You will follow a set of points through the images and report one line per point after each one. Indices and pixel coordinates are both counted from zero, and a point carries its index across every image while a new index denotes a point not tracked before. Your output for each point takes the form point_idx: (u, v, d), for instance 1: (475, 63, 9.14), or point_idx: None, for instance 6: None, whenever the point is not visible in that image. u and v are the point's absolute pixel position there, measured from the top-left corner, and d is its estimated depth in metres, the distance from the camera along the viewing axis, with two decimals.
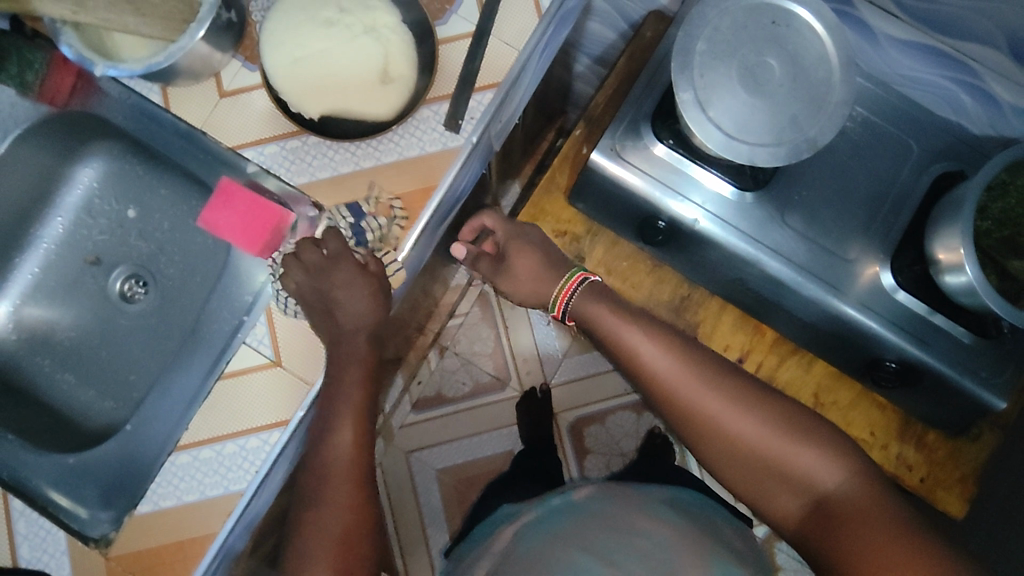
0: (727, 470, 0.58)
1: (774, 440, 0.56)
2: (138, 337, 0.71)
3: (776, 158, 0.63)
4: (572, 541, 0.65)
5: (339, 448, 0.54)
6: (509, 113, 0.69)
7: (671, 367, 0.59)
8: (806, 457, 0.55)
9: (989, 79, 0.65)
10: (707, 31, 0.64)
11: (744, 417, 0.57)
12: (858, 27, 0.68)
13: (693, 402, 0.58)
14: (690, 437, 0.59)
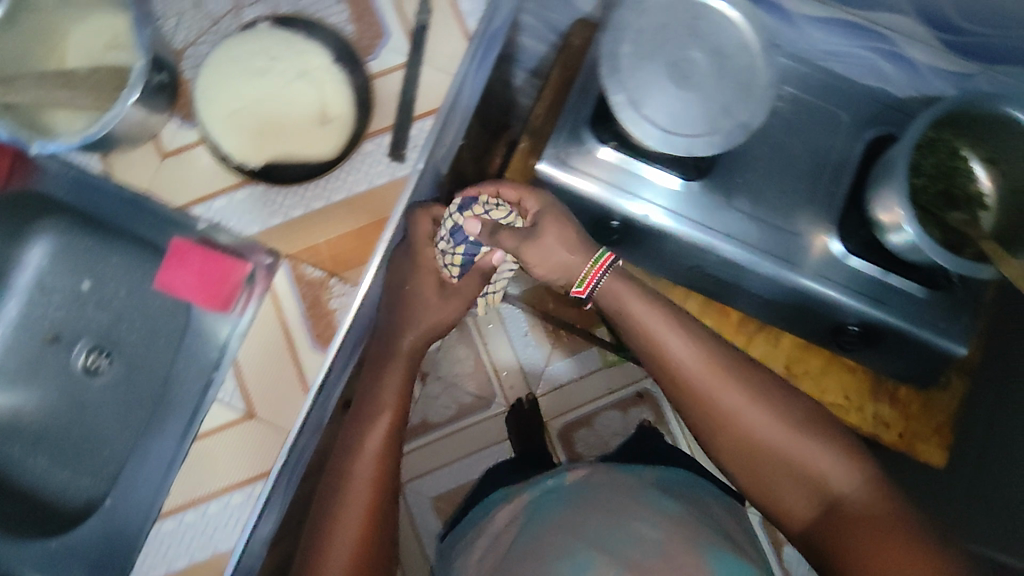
0: (739, 462, 0.62)
1: (791, 441, 0.60)
2: (105, 409, 0.70)
3: (712, 145, 0.65)
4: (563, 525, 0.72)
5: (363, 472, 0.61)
6: (453, 134, 0.69)
7: (697, 363, 0.62)
8: (819, 457, 0.59)
9: (904, 45, 0.68)
10: (628, 33, 0.66)
11: (763, 414, 0.61)
12: (774, 9, 0.70)
13: (717, 396, 0.61)
14: (709, 430, 0.63)
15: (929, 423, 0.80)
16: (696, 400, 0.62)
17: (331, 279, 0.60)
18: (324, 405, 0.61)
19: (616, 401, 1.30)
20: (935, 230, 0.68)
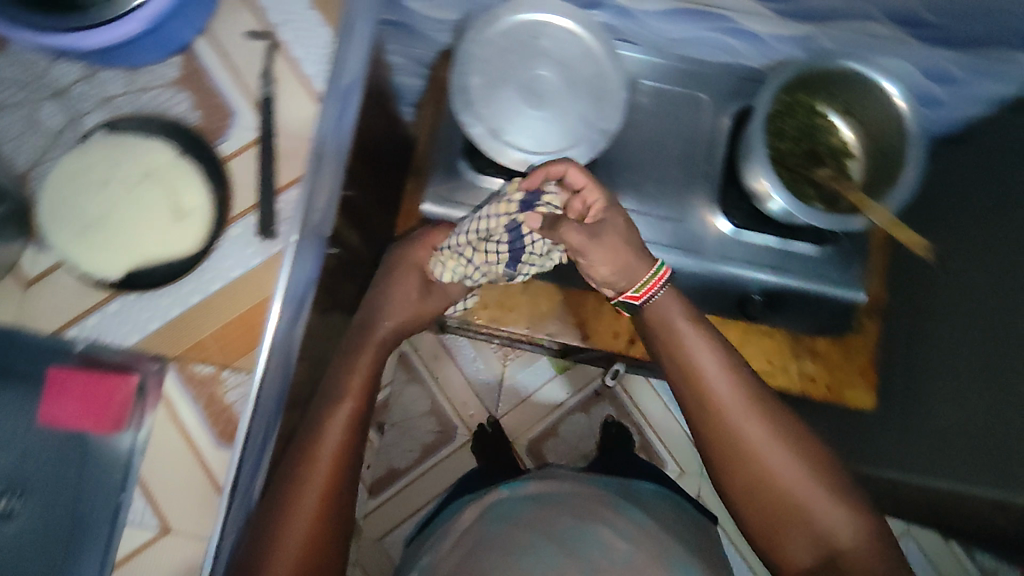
0: (745, 496, 0.68)
1: (802, 482, 0.67)
2: (26, 560, 0.59)
3: (580, 155, 0.67)
4: (528, 526, 0.82)
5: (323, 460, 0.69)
6: (326, 196, 0.67)
7: (730, 397, 0.69)
8: (830, 508, 0.65)
9: (743, 21, 0.69)
10: (474, 62, 0.66)
11: (782, 458, 0.67)
12: (614, 9, 0.71)
13: (743, 432, 0.68)
14: (726, 463, 0.69)
15: (852, 367, 0.85)
16: (724, 433, 0.69)
17: (223, 372, 0.59)
18: (247, 497, 0.60)
19: (576, 405, 1.32)
20: (808, 191, 0.70)
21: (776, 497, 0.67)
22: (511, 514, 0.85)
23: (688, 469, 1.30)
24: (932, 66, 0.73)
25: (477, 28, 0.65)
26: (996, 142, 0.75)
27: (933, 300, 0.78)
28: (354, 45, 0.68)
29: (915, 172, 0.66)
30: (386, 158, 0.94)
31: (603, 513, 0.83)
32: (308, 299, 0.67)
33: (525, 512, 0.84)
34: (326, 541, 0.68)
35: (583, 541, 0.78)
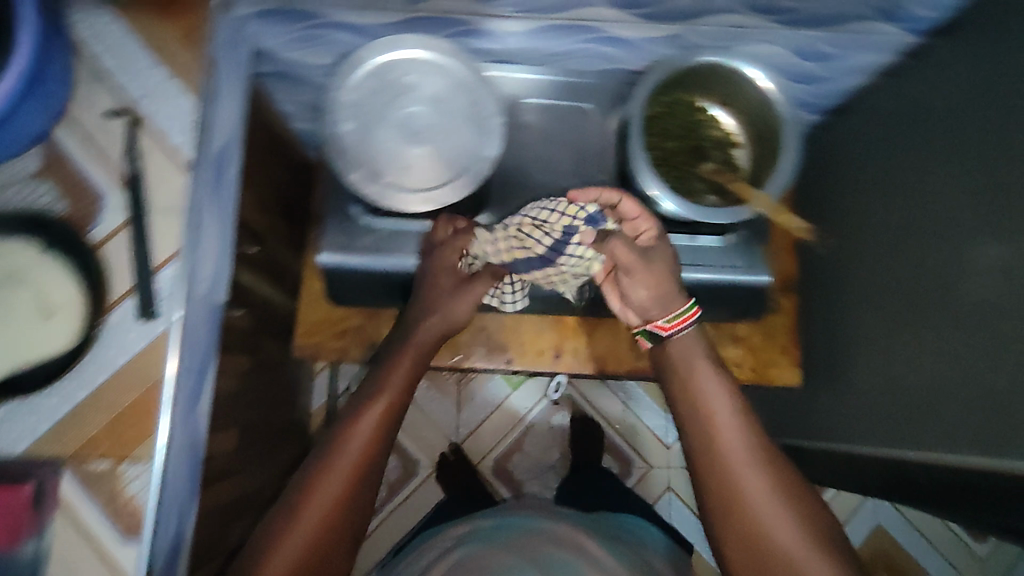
0: (728, 541, 0.58)
1: (802, 550, 0.56)
2: None
3: (467, 185, 0.64)
4: (509, 545, 0.89)
5: (347, 452, 0.60)
6: (212, 264, 0.65)
7: (732, 438, 0.60)
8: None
9: (610, 29, 0.70)
10: (340, 107, 0.63)
11: (780, 517, 0.57)
12: (483, 34, 0.71)
13: (739, 481, 0.58)
14: (716, 502, 0.59)
15: (773, 346, 0.86)
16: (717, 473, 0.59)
17: None
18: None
19: (537, 419, 1.31)
20: (696, 188, 0.71)
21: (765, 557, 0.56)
22: (496, 538, 0.91)
23: (654, 463, 1.31)
24: (804, 46, 0.73)
25: (341, 70, 0.63)
26: (876, 107, 0.76)
27: (845, 272, 0.78)
28: (225, 107, 0.67)
29: (792, 157, 0.66)
30: (284, 209, 0.92)
31: (579, 540, 0.90)
32: (211, 373, 0.65)
33: (509, 537, 0.91)
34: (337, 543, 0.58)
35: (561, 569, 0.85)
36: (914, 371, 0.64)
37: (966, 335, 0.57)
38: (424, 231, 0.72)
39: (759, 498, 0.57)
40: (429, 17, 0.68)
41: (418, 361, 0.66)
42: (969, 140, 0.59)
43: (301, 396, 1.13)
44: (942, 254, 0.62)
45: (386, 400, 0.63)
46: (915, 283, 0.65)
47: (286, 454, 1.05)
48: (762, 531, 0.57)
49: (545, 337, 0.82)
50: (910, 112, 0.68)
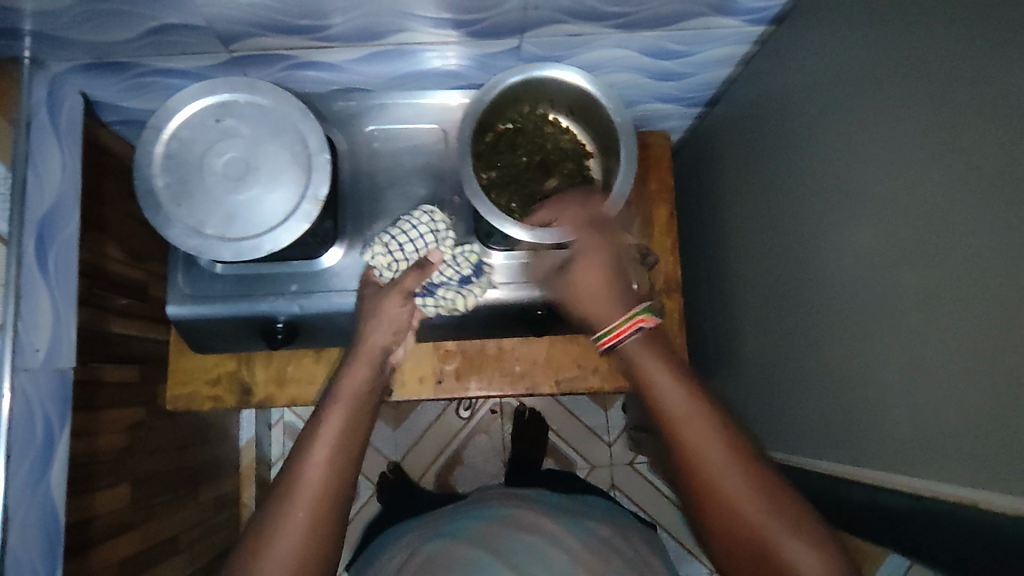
0: (713, 541, 0.56)
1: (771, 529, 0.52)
2: None
3: (293, 231, 0.61)
4: (474, 541, 0.80)
5: (308, 482, 0.56)
6: (49, 334, 0.64)
7: (682, 417, 0.58)
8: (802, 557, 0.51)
9: (441, 48, 0.68)
10: (155, 161, 0.61)
11: (749, 499, 0.53)
12: (316, 65, 0.70)
13: (702, 462, 0.56)
14: (695, 506, 0.57)
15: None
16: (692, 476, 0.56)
17: None
18: None
19: (474, 429, 1.31)
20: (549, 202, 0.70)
21: (742, 540, 0.53)
22: (460, 532, 0.83)
23: (597, 462, 1.32)
24: (652, 46, 0.71)
25: (153, 121, 0.61)
26: (748, 99, 0.75)
27: (744, 264, 0.77)
28: (48, 167, 0.65)
29: (630, 165, 0.64)
30: (154, 255, 0.91)
31: (536, 521, 0.83)
32: (62, 436, 0.65)
33: (471, 529, 0.83)
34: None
35: (523, 555, 0.77)
36: (808, 366, 0.62)
37: (853, 328, 0.54)
38: (284, 273, 0.71)
39: (740, 495, 0.54)
40: (250, 55, 0.66)
41: (373, 379, 0.64)
42: (825, 124, 0.57)
43: (219, 433, 1.12)
44: (817, 242, 0.60)
45: (339, 421, 0.60)
46: (798, 274, 0.63)
47: (203, 494, 1.05)
48: (735, 514, 0.53)
49: (425, 363, 0.81)
50: (778, 101, 0.67)
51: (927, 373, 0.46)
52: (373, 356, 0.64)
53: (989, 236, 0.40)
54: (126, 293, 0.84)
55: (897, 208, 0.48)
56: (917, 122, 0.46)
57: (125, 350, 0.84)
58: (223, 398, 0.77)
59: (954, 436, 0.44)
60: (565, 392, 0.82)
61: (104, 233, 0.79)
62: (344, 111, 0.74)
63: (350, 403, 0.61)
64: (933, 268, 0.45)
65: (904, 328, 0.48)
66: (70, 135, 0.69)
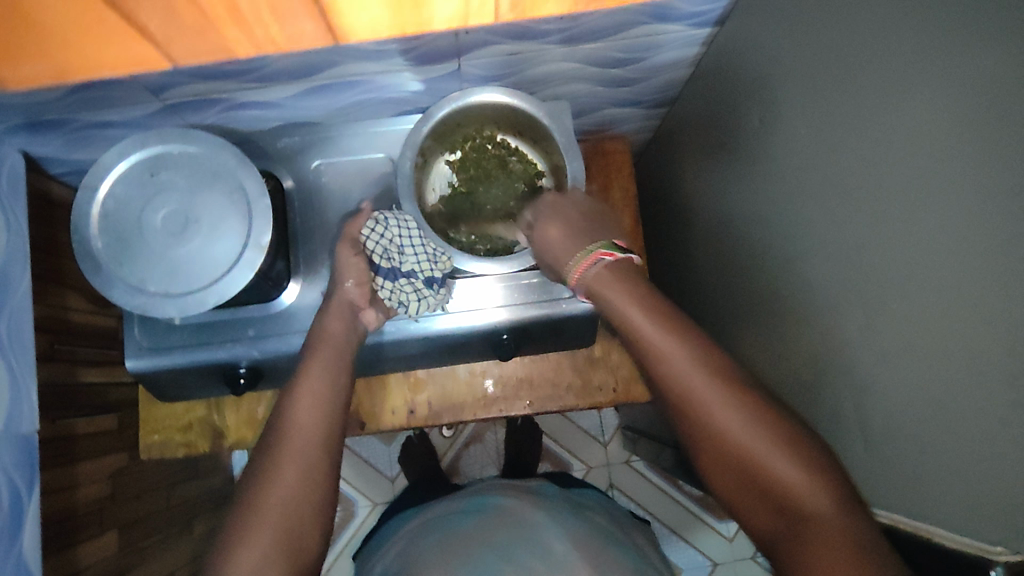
0: (718, 478, 0.51)
1: (752, 437, 0.48)
2: None
3: (237, 281, 0.59)
4: (471, 536, 0.75)
5: (296, 430, 0.55)
6: (6, 401, 0.63)
7: (655, 338, 0.53)
8: (781, 468, 0.47)
9: (380, 77, 0.66)
10: (92, 222, 0.60)
11: (727, 411, 0.50)
12: (253, 105, 0.68)
13: (677, 380, 0.52)
14: (694, 442, 0.52)
15: (634, 362, 0.82)
16: (682, 410, 0.52)
17: None
18: None
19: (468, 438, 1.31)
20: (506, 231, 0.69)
21: (723, 455, 0.49)
22: (457, 526, 0.78)
23: (593, 463, 1.32)
24: (598, 56, 0.69)
25: (86, 181, 0.60)
26: (711, 98, 0.72)
27: (730, 271, 0.75)
28: None
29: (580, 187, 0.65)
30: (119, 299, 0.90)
31: (524, 515, 0.78)
32: (30, 499, 0.65)
33: (469, 525, 0.78)
34: (312, 521, 0.52)
35: (522, 548, 0.73)
36: (793, 376, 0.61)
37: (836, 339, 0.53)
38: (241, 319, 0.70)
39: (716, 406, 0.50)
40: (183, 102, 0.65)
41: (350, 330, 0.64)
42: (800, 128, 0.55)
43: (210, 464, 1.13)
44: (797, 244, 0.58)
45: (317, 371, 0.59)
46: (780, 280, 0.62)
47: (199, 525, 1.05)
48: (713, 429, 0.50)
49: (396, 395, 0.81)
50: (745, 101, 0.65)
51: (908, 382, 0.45)
52: (344, 307, 0.64)
53: (970, 246, 0.38)
54: (94, 343, 0.84)
55: (873, 213, 0.46)
56: (892, 129, 0.44)
57: (99, 399, 0.84)
58: (196, 443, 0.78)
59: (948, 454, 0.42)
60: (538, 412, 0.83)
61: (64, 285, 0.78)
62: (288, 147, 0.73)
63: (332, 350, 0.61)
64: (910, 272, 0.43)
65: (884, 334, 0.46)
66: (12, 197, 0.68)
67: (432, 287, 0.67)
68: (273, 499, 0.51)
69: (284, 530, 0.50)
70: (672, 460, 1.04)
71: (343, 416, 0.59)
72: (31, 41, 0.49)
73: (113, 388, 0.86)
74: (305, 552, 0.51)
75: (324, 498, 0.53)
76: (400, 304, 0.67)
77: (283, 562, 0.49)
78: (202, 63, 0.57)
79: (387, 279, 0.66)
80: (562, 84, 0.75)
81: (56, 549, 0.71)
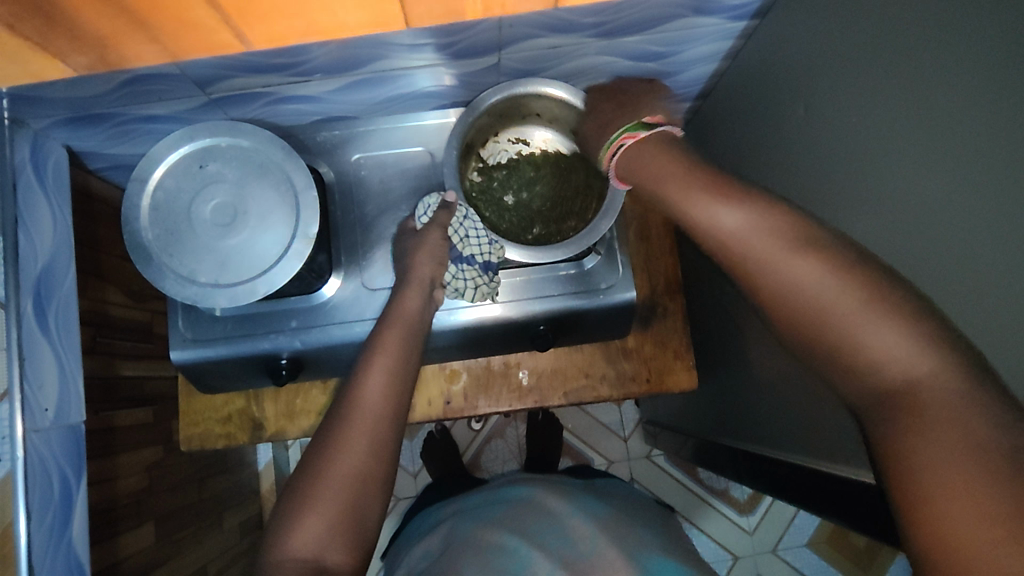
0: (790, 338, 0.44)
1: (829, 293, 0.41)
2: None
3: (286, 271, 0.60)
4: (501, 523, 0.76)
5: (363, 407, 0.56)
6: (56, 392, 0.64)
7: (737, 218, 0.46)
8: (875, 334, 0.39)
9: (422, 72, 0.67)
10: (142, 213, 0.61)
11: (797, 266, 0.43)
12: (296, 99, 0.69)
13: (747, 250, 0.45)
14: (773, 314, 0.44)
15: (667, 353, 0.83)
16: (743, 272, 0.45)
17: None
18: None
19: (490, 430, 1.33)
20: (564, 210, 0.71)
21: (813, 328, 0.42)
22: (487, 515, 0.78)
23: (614, 458, 1.33)
24: (634, 49, 0.70)
25: (137, 173, 0.61)
26: (744, 89, 0.73)
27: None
28: (40, 225, 0.65)
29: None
30: (153, 293, 0.91)
31: (550, 503, 0.78)
32: (78, 490, 0.66)
33: (500, 511, 0.78)
34: (372, 495, 0.54)
35: (552, 534, 0.72)
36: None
37: None
38: (284, 311, 0.71)
39: (797, 275, 0.43)
40: (227, 96, 0.65)
41: (425, 309, 0.65)
42: None
43: (238, 458, 1.14)
44: None
45: (395, 347, 0.60)
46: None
47: (229, 518, 1.06)
48: (795, 298, 0.43)
49: (432, 386, 0.82)
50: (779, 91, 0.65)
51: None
52: (423, 284, 0.66)
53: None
54: (131, 336, 0.84)
55: None
56: None
57: (136, 393, 0.84)
58: (234, 435, 0.80)
59: None
60: (571, 403, 0.84)
61: (103, 278, 0.79)
62: (328, 141, 0.74)
63: (404, 329, 0.62)
64: None
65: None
66: (57, 191, 0.69)
67: (487, 274, 0.69)
68: (338, 472, 0.53)
69: (347, 503, 0.52)
70: (694, 453, 1.05)
71: (407, 393, 0.60)
72: (281, 13, 0.51)
73: (147, 381, 0.87)
74: (363, 534, 0.52)
75: (384, 475, 0.55)
76: (457, 292, 0.69)
77: (345, 534, 0.51)
78: (427, 23, 0.56)
79: (455, 264, 0.68)
80: (595, 77, 0.76)
81: (98, 540, 0.72)
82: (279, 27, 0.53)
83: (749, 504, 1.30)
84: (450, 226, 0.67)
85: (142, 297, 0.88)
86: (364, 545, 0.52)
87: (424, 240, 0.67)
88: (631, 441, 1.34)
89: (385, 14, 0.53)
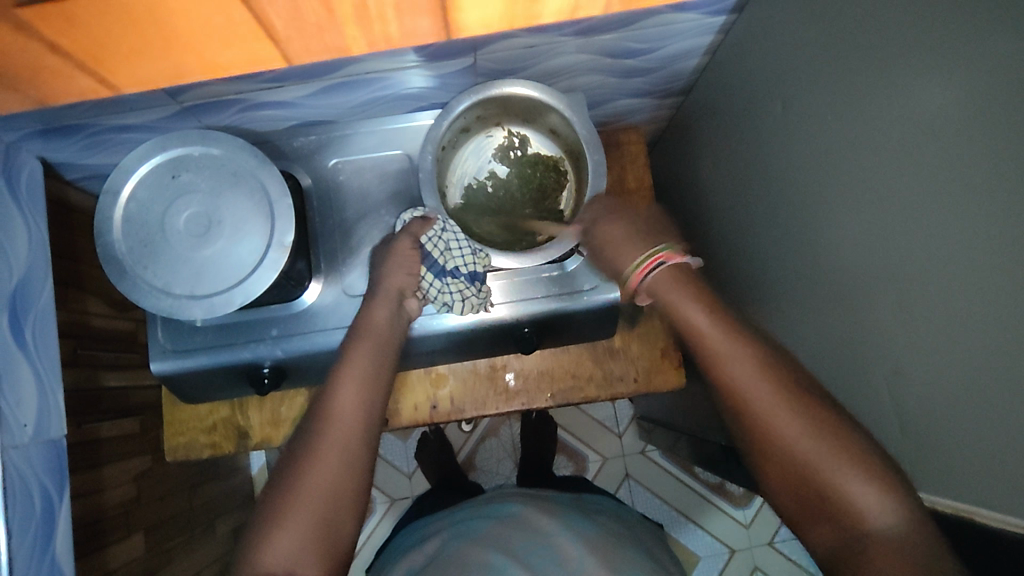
0: (778, 493, 0.49)
1: (820, 457, 0.46)
2: None
3: (261, 282, 0.60)
4: (489, 542, 0.74)
5: (336, 421, 0.56)
6: (34, 408, 0.64)
7: (749, 372, 0.50)
8: (855, 488, 0.45)
9: (397, 75, 0.66)
10: (114, 226, 0.60)
11: (794, 427, 0.47)
12: (270, 105, 0.68)
13: (750, 400, 0.49)
14: (758, 457, 0.49)
15: (654, 353, 0.83)
16: (747, 426, 0.50)
17: None
18: None
19: (484, 430, 1.33)
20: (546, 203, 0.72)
21: (797, 478, 0.47)
22: (473, 533, 0.77)
23: (608, 454, 1.33)
24: (612, 47, 0.69)
25: (108, 185, 0.60)
26: (725, 85, 0.72)
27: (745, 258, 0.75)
28: (14, 240, 0.64)
29: (597, 179, 0.65)
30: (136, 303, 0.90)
31: (538, 522, 0.77)
32: (61, 505, 0.65)
33: (483, 529, 0.77)
34: (346, 510, 0.53)
35: (540, 553, 0.71)
36: (812, 365, 0.61)
37: (856, 326, 0.53)
38: (265, 318, 0.70)
39: (787, 431, 0.47)
40: (198, 104, 0.64)
41: (394, 320, 0.65)
42: (811, 117, 0.55)
43: (229, 465, 1.13)
44: (812, 235, 0.58)
45: (367, 359, 0.60)
46: (799, 268, 0.61)
47: (221, 526, 1.06)
48: (791, 453, 0.47)
49: (418, 391, 0.81)
50: (757, 85, 0.64)
51: (926, 366, 0.45)
52: (393, 294, 0.65)
53: (986, 230, 0.38)
54: (114, 347, 0.84)
55: (888, 202, 0.46)
56: (908, 117, 0.44)
57: (121, 403, 0.84)
58: (219, 444, 0.79)
59: (974, 440, 0.42)
60: (560, 405, 0.83)
61: (84, 290, 0.78)
62: (305, 146, 0.73)
63: (376, 340, 0.62)
64: (931, 260, 0.43)
65: (901, 322, 0.47)
66: (33, 203, 0.68)
67: (474, 285, 0.68)
68: (310, 485, 0.52)
69: (322, 517, 0.52)
70: (688, 449, 1.05)
71: (381, 405, 0.59)
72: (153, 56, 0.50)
73: (132, 392, 0.87)
74: (339, 546, 0.52)
75: (359, 489, 0.54)
76: (443, 304, 0.68)
77: (319, 547, 0.51)
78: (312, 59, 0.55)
79: (437, 278, 0.66)
80: (573, 75, 0.75)
81: (87, 553, 0.71)
82: (127, 69, 0.51)
83: (744, 498, 1.30)
84: (430, 240, 0.66)
85: (125, 307, 0.87)
86: (342, 557, 0.52)
87: (395, 250, 0.66)
88: (626, 437, 1.34)
89: (259, 54, 0.52)
